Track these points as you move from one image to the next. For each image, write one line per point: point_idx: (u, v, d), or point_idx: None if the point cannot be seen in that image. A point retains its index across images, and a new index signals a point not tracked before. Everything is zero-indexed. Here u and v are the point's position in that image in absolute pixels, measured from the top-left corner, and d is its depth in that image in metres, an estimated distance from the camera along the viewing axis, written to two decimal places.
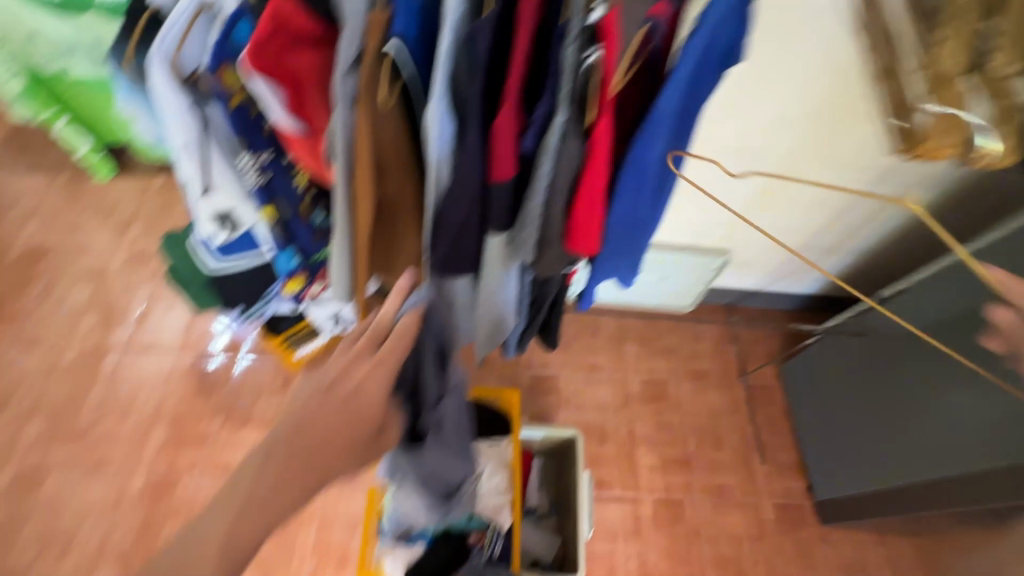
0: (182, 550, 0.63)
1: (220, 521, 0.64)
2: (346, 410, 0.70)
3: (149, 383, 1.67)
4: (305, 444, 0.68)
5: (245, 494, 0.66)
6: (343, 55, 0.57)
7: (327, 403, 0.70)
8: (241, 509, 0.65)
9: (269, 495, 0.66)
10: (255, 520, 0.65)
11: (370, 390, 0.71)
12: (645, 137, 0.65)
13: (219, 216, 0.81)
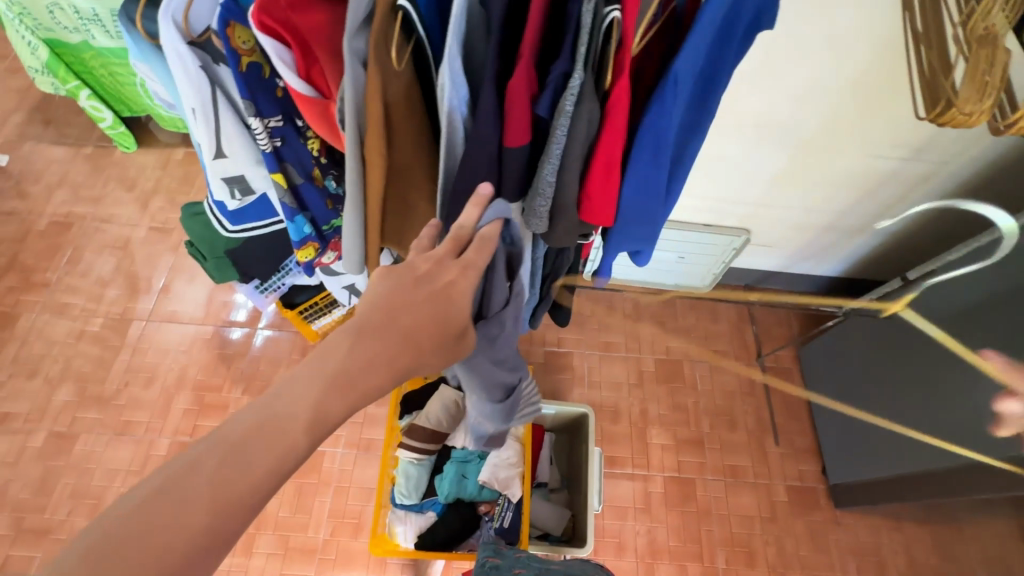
0: (262, 416, 0.51)
1: (307, 394, 0.52)
2: (441, 303, 0.61)
3: (173, 351, 1.71)
4: (400, 329, 0.58)
5: (339, 366, 0.54)
6: (355, 9, 0.54)
7: (421, 291, 0.60)
8: (336, 380, 0.54)
9: (364, 372, 0.55)
10: (343, 398, 0.54)
11: (461, 295, 0.62)
12: (664, 98, 0.62)
13: (232, 181, 0.81)
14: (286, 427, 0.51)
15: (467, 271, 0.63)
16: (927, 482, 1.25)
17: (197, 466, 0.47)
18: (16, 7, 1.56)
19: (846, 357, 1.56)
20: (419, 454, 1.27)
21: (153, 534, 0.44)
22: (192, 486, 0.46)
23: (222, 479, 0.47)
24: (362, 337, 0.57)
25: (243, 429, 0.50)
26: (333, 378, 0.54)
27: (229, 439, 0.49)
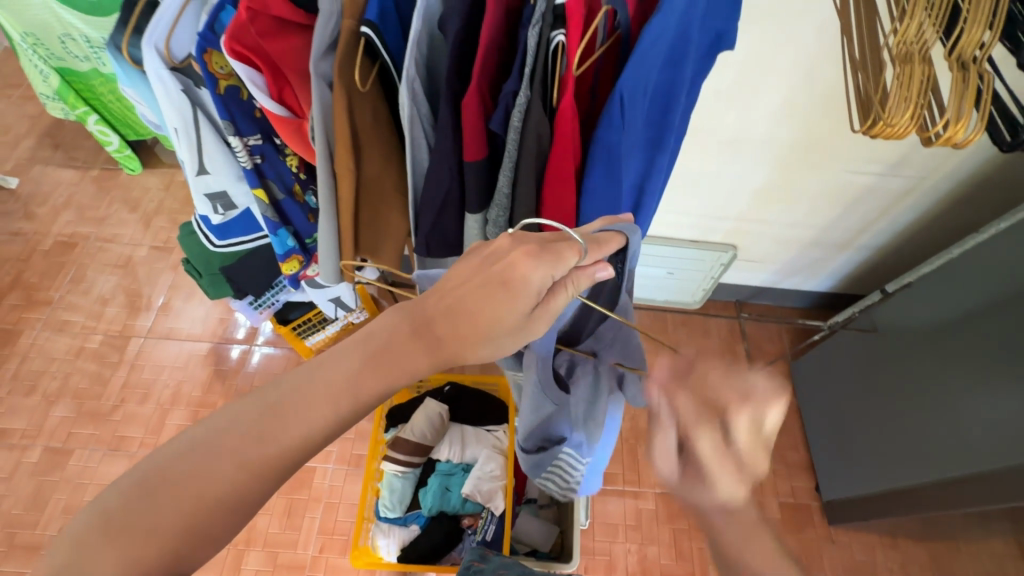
0: (301, 379, 0.51)
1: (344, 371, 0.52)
2: (505, 292, 0.55)
3: (169, 367, 1.74)
4: (456, 317, 0.56)
5: (380, 340, 0.54)
6: (320, 37, 0.60)
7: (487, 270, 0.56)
8: (376, 355, 0.53)
9: (406, 347, 0.55)
10: (378, 378, 0.53)
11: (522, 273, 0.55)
12: (610, 114, 0.66)
13: (214, 197, 0.85)
14: (327, 397, 0.51)
15: (540, 253, 0.56)
16: (922, 495, 1.22)
17: (235, 421, 0.48)
18: (30, 38, 1.63)
19: (835, 371, 1.56)
20: (403, 467, 1.28)
21: (180, 483, 0.45)
22: (235, 445, 0.47)
23: (256, 439, 0.48)
24: (416, 325, 0.56)
25: (281, 399, 0.50)
26: (379, 350, 0.54)
27: (268, 400, 0.50)
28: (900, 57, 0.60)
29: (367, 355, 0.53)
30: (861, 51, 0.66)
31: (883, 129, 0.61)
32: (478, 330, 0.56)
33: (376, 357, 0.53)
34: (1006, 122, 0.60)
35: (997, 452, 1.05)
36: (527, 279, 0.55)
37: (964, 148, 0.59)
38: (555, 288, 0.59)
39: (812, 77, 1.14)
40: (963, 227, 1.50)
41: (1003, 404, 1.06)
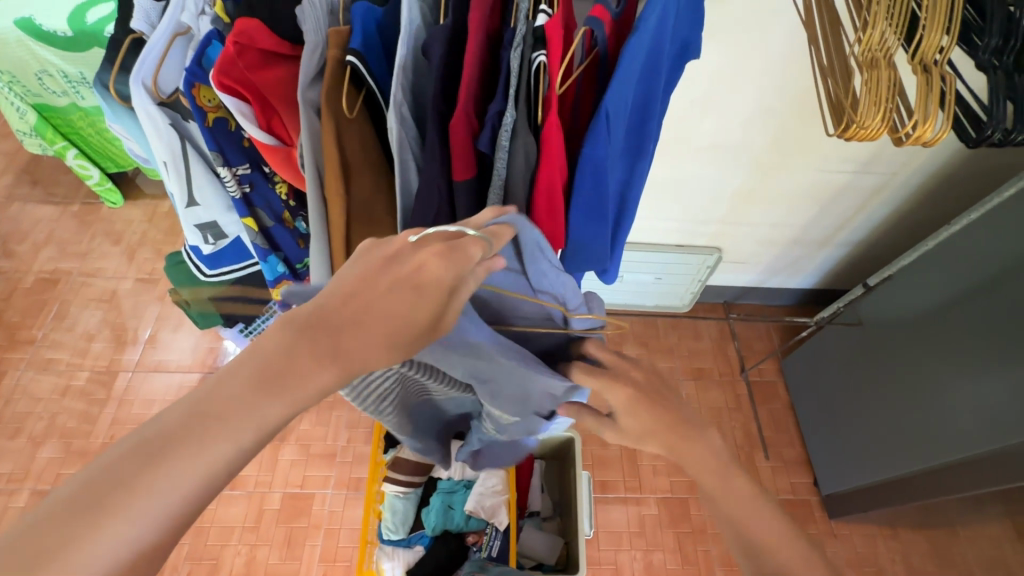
0: (194, 403, 0.37)
1: (229, 391, 0.38)
2: (408, 298, 0.43)
3: (159, 401, 1.71)
4: (356, 327, 0.41)
5: (269, 359, 0.39)
6: (307, 68, 0.62)
7: (387, 275, 0.42)
8: (267, 376, 0.39)
9: (307, 363, 0.40)
10: (272, 403, 0.38)
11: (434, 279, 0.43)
12: (595, 131, 0.67)
13: (204, 227, 0.85)
14: (226, 429, 0.37)
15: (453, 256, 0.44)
16: (919, 482, 1.24)
17: (116, 466, 0.34)
18: (5, 76, 1.60)
19: (825, 365, 1.59)
20: (405, 488, 1.27)
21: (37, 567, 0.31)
22: (127, 496, 0.34)
23: (140, 489, 0.34)
24: (307, 335, 0.40)
25: (170, 432, 0.36)
26: (270, 371, 0.39)
27: (150, 438, 0.36)
28: (867, 64, 0.63)
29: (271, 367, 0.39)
30: (829, 59, 0.69)
31: (857, 132, 0.63)
32: (388, 340, 0.42)
33: (282, 367, 0.39)
34: (970, 120, 0.63)
35: (986, 435, 1.08)
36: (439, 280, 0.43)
37: (933, 146, 0.62)
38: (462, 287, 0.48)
39: (783, 82, 1.18)
40: (936, 218, 1.55)
41: (990, 388, 1.08)
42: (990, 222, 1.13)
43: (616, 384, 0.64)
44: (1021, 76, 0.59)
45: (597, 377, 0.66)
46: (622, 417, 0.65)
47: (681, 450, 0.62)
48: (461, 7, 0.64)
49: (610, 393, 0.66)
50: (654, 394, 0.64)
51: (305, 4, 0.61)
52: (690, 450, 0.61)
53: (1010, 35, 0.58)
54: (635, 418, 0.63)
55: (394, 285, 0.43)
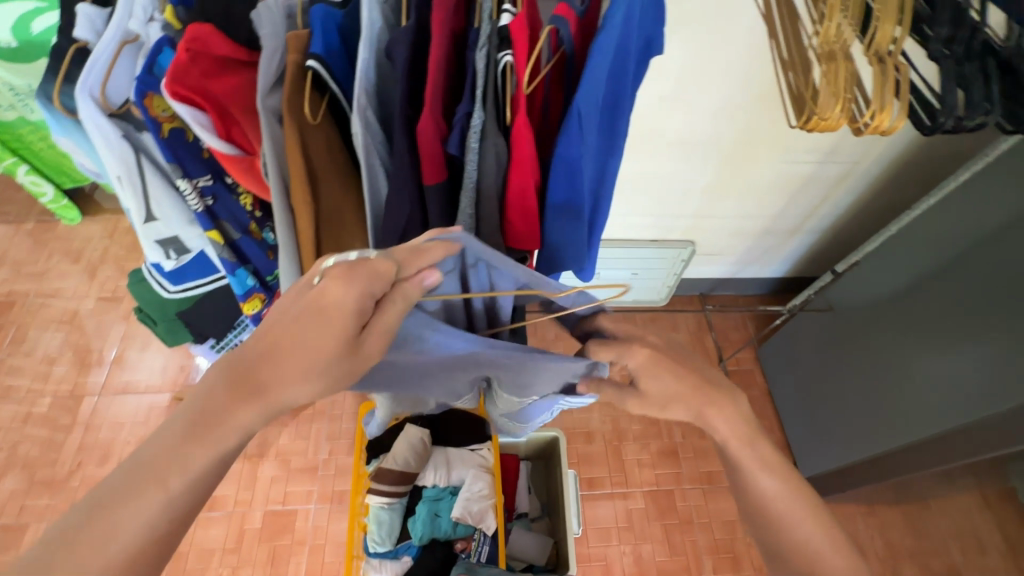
0: (162, 436, 0.52)
1: (164, 442, 0.52)
2: (322, 321, 0.53)
3: (127, 423, 1.65)
4: (273, 363, 0.54)
5: (205, 401, 0.54)
6: (266, 73, 0.60)
7: (294, 310, 0.54)
8: (197, 424, 0.53)
9: (239, 390, 0.54)
10: (201, 446, 0.53)
11: (335, 302, 0.53)
12: (567, 131, 0.66)
13: (165, 242, 0.81)
14: (185, 448, 0.52)
15: (351, 276, 0.52)
16: (892, 460, 1.28)
17: (110, 491, 0.50)
18: None
19: (800, 351, 1.62)
20: (388, 498, 1.25)
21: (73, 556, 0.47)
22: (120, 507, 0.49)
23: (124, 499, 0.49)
24: (232, 380, 0.54)
25: (146, 455, 0.51)
26: (200, 419, 0.53)
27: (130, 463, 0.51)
28: (828, 57, 0.64)
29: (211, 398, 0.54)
30: (789, 52, 0.70)
31: (818, 123, 0.65)
32: (302, 367, 0.55)
33: (220, 394, 0.54)
34: (923, 109, 0.65)
35: (952, 410, 1.12)
36: (340, 303, 0.53)
37: (891, 135, 0.64)
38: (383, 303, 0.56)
39: (748, 75, 1.20)
40: (897, 204, 1.60)
41: (956, 365, 1.12)
42: (949, 204, 1.17)
43: (633, 349, 0.63)
44: (970, 65, 0.61)
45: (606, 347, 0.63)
46: (642, 379, 0.64)
47: (708, 414, 0.66)
48: (423, 8, 0.63)
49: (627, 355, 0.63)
50: (672, 356, 0.65)
51: (261, 7, 0.59)
52: (717, 414, 0.67)
53: (959, 25, 0.60)
54: (656, 380, 0.64)
55: (302, 315, 0.54)
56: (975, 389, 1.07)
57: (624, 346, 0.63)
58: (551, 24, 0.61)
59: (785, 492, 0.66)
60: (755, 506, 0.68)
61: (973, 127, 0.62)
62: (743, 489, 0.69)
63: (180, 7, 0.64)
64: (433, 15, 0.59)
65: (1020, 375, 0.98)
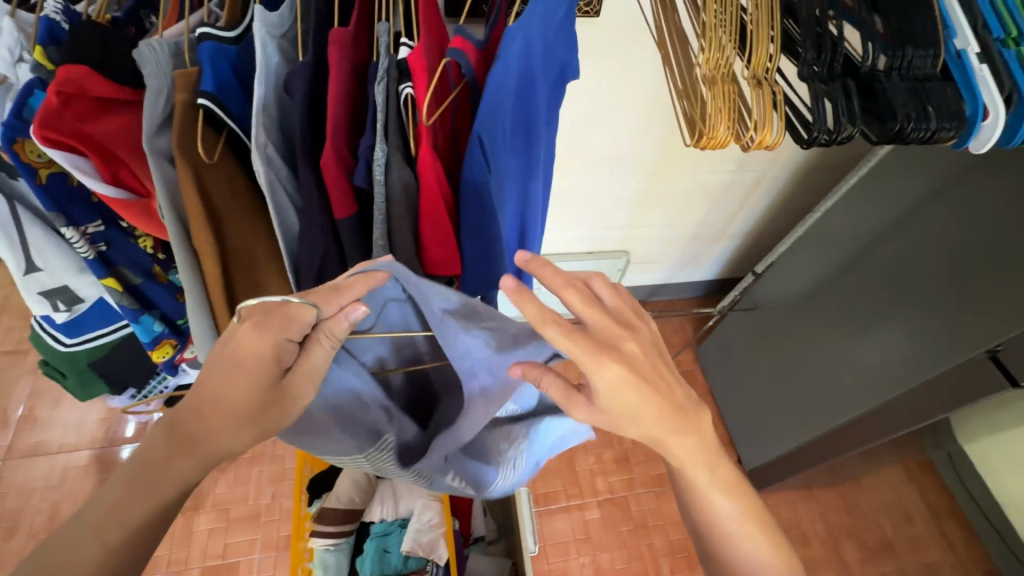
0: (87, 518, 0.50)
1: (105, 502, 0.51)
2: (243, 370, 0.52)
3: (39, 488, 1.49)
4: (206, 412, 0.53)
5: (138, 468, 0.52)
6: (151, 113, 0.57)
7: (216, 359, 0.52)
8: (135, 482, 0.51)
9: (166, 461, 0.52)
10: (140, 504, 0.51)
11: (252, 349, 0.51)
12: (470, 159, 0.67)
13: (53, 292, 0.76)
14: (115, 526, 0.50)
15: (272, 322, 0.51)
16: (821, 447, 1.35)
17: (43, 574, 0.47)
18: None
19: (734, 349, 1.70)
20: (334, 539, 1.20)
21: None
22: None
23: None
24: (171, 429, 0.53)
25: (69, 536, 0.49)
26: (138, 476, 0.52)
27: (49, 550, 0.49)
28: (713, 78, 0.69)
29: (137, 472, 0.52)
30: (682, 79, 0.74)
31: (709, 141, 0.69)
32: (228, 418, 0.53)
33: (146, 467, 0.52)
34: (800, 123, 0.70)
35: (866, 394, 1.21)
36: (254, 354, 0.51)
37: (774, 149, 0.69)
38: (312, 343, 0.54)
39: (659, 93, 1.26)
40: (808, 205, 1.72)
41: (867, 353, 1.21)
42: (848, 201, 1.27)
43: (610, 357, 0.52)
44: (834, 83, 0.67)
45: (584, 343, 0.52)
46: (608, 398, 0.54)
47: (671, 442, 0.56)
48: (321, 42, 0.62)
49: (599, 367, 0.52)
50: (650, 381, 0.55)
51: (142, 46, 0.56)
52: (680, 443, 0.57)
53: (821, 48, 0.66)
54: (620, 398, 0.54)
55: (222, 364, 0.52)
56: (885, 373, 1.15)
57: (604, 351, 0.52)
58: (449, 56, 0.62)
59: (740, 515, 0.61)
60: (712, 533, 0.62)
61: (843, 139, 0.68)
62: (694, 510, 0.63)
63: (51, 47, 0.60)
64: (330, 49, 0.59)
65: (919, 358, 1.07)
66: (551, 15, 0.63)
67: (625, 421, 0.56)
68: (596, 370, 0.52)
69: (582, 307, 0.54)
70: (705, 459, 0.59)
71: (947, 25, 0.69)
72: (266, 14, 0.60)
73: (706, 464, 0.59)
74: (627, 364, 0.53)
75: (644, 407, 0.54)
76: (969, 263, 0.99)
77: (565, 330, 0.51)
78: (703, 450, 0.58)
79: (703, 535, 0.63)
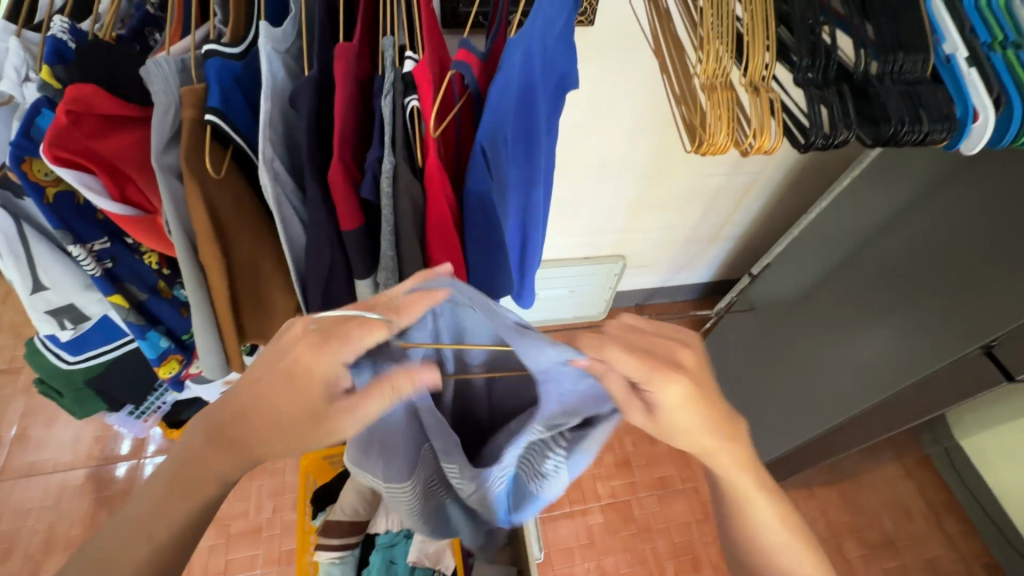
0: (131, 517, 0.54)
1: (152, 498, 0.55)
2: (294, 381, 0.49)
3: (35, 509, 1.47)
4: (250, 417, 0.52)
5: (178, 466, 0.55)
6: (159, 130, 0.57)
7: (274, 372, 0.50)
8: (177, 480, 0.54)
9: (205, 465, 0.54)
10: (187, 501, 0.54)
11: (308, 367, 0.49)
12: (473, 167, 0.70)
13: (59, 311, 0.76)
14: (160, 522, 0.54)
15: (333, 340, 0.47)
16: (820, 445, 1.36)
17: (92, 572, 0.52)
18: None
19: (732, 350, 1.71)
20: (339, 552, 1.20)
21: None
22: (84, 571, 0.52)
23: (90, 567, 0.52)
24: (215, 432, 0.53)
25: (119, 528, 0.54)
26: (181, 475, 0.54)
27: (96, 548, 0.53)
28: (712, 85, 0.70)
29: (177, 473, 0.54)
30: (680, 86, 0.76)
31: (709, 147, 0.70)
32: (273, 430, 0.52)
33: (185, 467, 0.54)
34: (797, 128, 0.72)
35: (865, 392, 1.21)
36: (311, 372, 0.49)
37: (772, 153, 0.71)
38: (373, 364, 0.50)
39: (652, 98, 1.28)
40: (800, 206, 1.74)
41: (864, 352, 1.22)
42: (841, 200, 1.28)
43: (671, 372, 0.49)
44: (828, 89, 0.69)
45: (647, 359, 0.49)
46: (665, 412, 0.51)
47: (717, 451, 0.55)
48: (327, 57, 0.63)
49: (663, 382, 0.49)
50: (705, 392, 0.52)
51: (149, 63, 0.56)
52: (728, 451, 0.56)
53: (816, 55, 0.68)
54: (678, 416, 0.51)
55: (276, 377, 0.50)
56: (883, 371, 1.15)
57: (667, 369, 0.50)
58: (455, 69, 0.64)
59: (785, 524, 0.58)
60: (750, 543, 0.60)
61: (839, 143, 0.69)
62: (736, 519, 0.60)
63: (58, 66, 0.60)
64: (335, 64, 0.60)
65: (916, 355, 1.08)
66: (550, 24, 0.64)
67: (675, 432, 0.53)
68: (661, 387, 0.49)
69: (632, 327, 0.52)
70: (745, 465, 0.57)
71: (936, 31, 0.71)
72: (272, 30, 0.60)
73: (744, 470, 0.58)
74: (691, 377, 0.51)
75: (696, 417, 0.52)
76: (960, 259, 1.01)
77: (623, 348, 0.49)
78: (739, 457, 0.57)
79: (742, 548, 0.61)
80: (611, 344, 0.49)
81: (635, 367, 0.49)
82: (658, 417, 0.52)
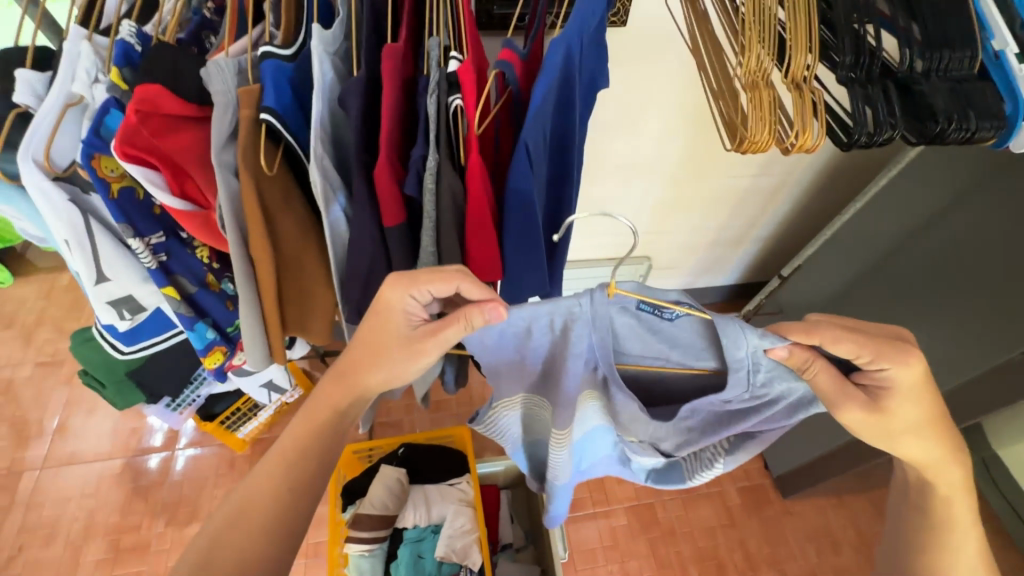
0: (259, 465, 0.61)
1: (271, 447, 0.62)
2: (382, 326, 0.61)
3: (75, 496, 1.52)
4: (360, 360, 0.63)
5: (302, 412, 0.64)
6: (219, 129, 0.60)
7: (372, 321, 0.61)
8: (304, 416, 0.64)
9: (325, 394, 0.64)
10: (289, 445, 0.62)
11: (388, 304, 0.59)
12: (514, 166, 0.66)
13: (118, 302, 0.79)
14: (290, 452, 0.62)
15: (411, 287, 0.58)
16: (849, 454, 1.32)
17: (225, 521, 0.58)
18: None
19: None
20: (369, 545, 1.22)
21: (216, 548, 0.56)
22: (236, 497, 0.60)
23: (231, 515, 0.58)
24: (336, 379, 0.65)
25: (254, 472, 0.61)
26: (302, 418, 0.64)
27: (225, 501, 0.59)
28: (752, 85, 0.70)
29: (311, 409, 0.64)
30: (718, 84, 0.76)
31: (750, 145, 0.70)
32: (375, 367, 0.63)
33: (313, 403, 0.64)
34: (840, 127, 0.71)
35: None
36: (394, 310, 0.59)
37: (814, 152, 0.70)
38: (451, 320, 0.58)
39: (681, 99, 1.27)
40: (830, 207, 1.71)
41: None
42: (879, 199, 1.25)
43: (907, 354, 0.54)
44: (872, 86, 0.68)
45: (878, 343, 0.54)
46: (896, 398, 0.56)
47: (928, 450, 0.59)
48: (373, 59, 0.65)
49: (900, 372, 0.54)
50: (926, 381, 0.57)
51: (210, 65, 0.59)
52: (925, 447, 0.58)
53: (858, 54, 0.67)
54: (896, 403, 0.56)
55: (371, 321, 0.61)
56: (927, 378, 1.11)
57: (902, 349, 0.54)
58: (498, 68, 0.65)
59: (950, 521, 0.61)
60: (926, 541, 0.63)
61: (882, 142, 0.69)
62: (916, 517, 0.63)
63: (126, 68, 0.64)
64: (383, 66, 0.62)
65: (958, 360, 1.04)
66: (587, 26, 0.65)
67: (887, 426, 0.57)
68: (896, 365, 0.53)
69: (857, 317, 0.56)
70: (938, 471, 0.60)
71: (984, 27, 0.70)
72: (323, 32, 0.63)
73: (938, 475, 0.60)
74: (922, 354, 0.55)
75: (911, 406, 0.57)
76: (1000, 264, 0.98)
77: (844, 331, 0.53)
78: (929, 458, 0.59)
79: (914, 538, 0.63)
80: (827, 327, 0.53)
81: (858, 351, 0.53)
82: (882, 401, 0.56)
